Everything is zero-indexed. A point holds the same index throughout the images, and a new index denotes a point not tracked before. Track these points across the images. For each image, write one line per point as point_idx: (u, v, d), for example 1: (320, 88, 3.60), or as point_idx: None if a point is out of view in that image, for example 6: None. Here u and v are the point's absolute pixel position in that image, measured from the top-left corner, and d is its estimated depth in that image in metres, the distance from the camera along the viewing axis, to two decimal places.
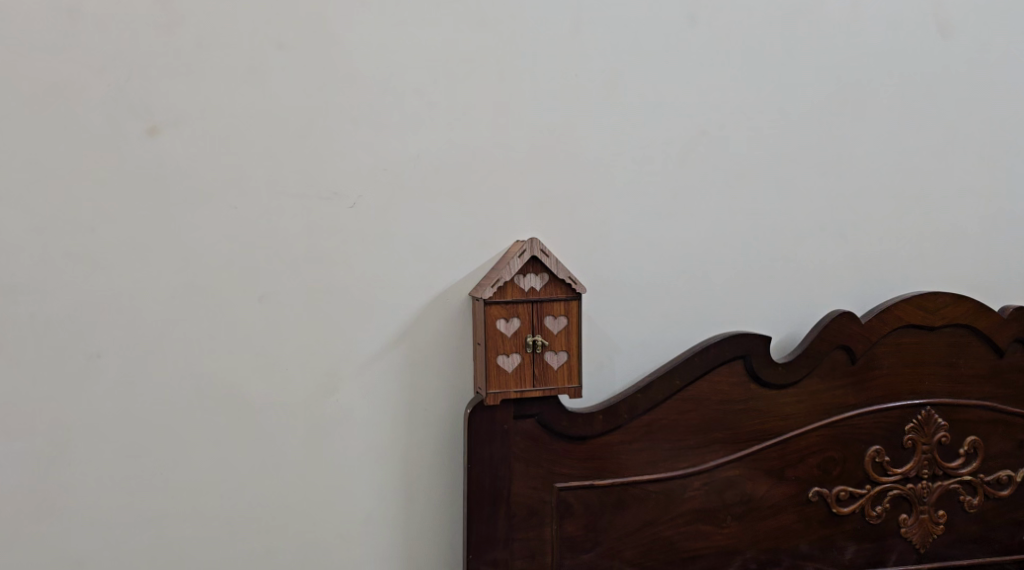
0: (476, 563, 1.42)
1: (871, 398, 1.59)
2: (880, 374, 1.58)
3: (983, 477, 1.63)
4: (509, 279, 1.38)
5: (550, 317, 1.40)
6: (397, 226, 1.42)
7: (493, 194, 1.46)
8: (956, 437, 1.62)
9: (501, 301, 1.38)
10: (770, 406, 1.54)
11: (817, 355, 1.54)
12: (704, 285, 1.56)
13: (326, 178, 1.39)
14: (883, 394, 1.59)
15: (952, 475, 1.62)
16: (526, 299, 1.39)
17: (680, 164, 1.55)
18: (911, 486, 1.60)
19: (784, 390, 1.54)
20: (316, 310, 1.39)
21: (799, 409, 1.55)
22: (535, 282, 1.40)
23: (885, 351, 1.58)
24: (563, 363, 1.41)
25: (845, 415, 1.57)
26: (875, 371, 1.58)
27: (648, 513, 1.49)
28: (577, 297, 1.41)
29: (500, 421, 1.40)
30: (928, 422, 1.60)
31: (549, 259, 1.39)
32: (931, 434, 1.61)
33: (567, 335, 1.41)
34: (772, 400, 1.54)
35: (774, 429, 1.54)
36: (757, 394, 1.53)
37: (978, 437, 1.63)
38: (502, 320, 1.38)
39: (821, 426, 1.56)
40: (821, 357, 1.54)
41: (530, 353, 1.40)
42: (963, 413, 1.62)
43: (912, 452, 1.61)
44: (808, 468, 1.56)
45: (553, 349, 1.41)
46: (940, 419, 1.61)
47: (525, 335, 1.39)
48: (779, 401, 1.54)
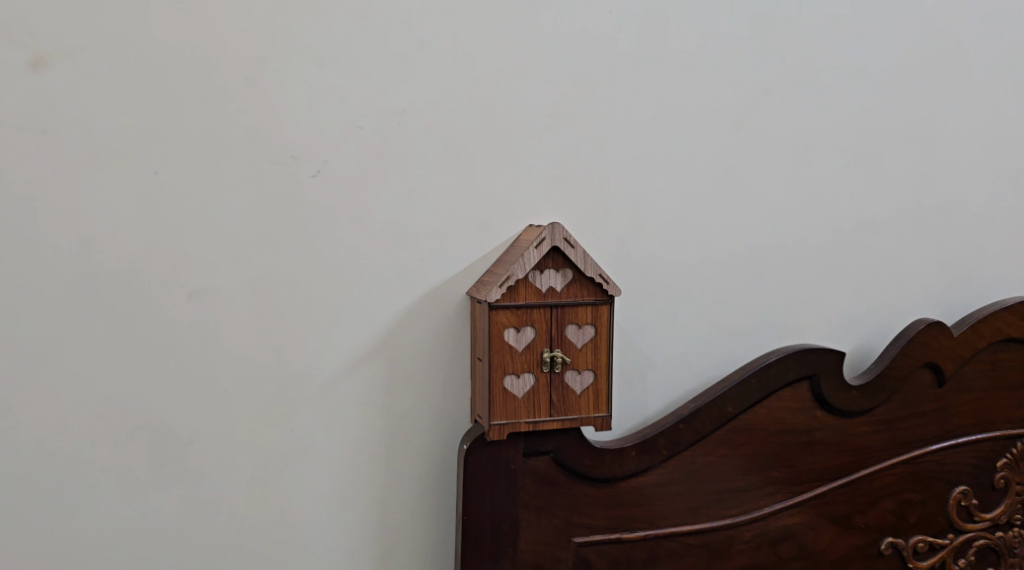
0: None
1: (959, 428, 1.29)
2: (970, 399, 1.28)
3: None
4: (523, 277, 1.05)
5: (572, 325, 1.08)
6: (377, 204, 1.08)
7: (503, 165, 1.13)
8: None
9: (512, 306, 1.05)
10: (839, 438, 1.23)
11: (899, 376, 1.24)
12: (761, 286, 1.25)
13: (280, 136, 1.04)
14: (973, 423, 1.29)
15: None
16: (543, 303, 1.06)
17: (737, 131, 1.22)
18: (1000, 535, 1.31)
19: (858, 418, 1.23)
20: (265, 312, 1.05)
21: (874, 443, 1.25)
22: (555, 280, 1.07)
23: (978, 371, 1.28)
24: (588, 386, 1.09)
25: (928, 449, 1.27)
26: (965, 395, 1.28)
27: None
28: (609, 301, 1.09)
29: (505, 460, 1.08)
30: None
31: (575, 251, 1.06)
32: None
33: (594, 349, 1.09)
34: (842, 430, 1.23)
35: (843, 466, 1.24)
36: (825, 425, 1.22)
37: None
38: (512, 329, 1.06)
39: (900, 463, 1.26)
40: (903, 379, 1.24)
41: (546, 372, 1.07)
42: None
43: (1002, 494, 1.31)
44: (882, 514, 1.26)
45: (575, 368, 1.09)
46: None
47: (540, 350, 1.07)
48: (850, 432, 1.23)
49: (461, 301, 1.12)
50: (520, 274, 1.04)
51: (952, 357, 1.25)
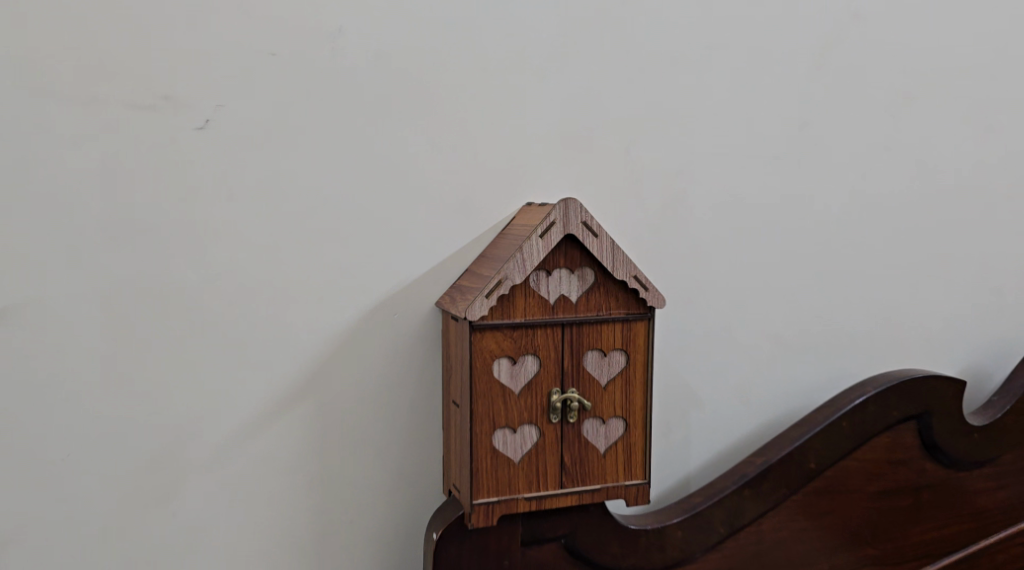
0: None
1: None
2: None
3: None
4: (521, 283, 0.69)
5: (593, 351, 0.73)
6: (303, 171, 0.72)
7: (492, 117, 0.77)
8: None
9: (504, 326, 0.70)
10: (952, 498, 0.89)
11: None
12: (845, 291, 0.91)
13: (147, 67, 0.67)
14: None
15: None
16: (551, 321, 0.71)
17: (817, 73, 0.87)
18: None
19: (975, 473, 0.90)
20: (127, 337, 0.69)
21: (996, 504, 0.91)
22: (567, 286, 0.72)
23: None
24: (615, 440, 0.74)
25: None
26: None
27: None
28: (647, 317, 0.74)
29: (494, 552, 0.73)
30: None
31: (601, 243, 0.71)
32: None
33: (624, 385, 0.74)
34: (956, 488, 0.89)
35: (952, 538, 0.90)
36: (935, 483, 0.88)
37: None
38: (505, 361, 0.70)
39: None
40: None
41: (554, 422, 0.72)
42: None
43: None
44: None
45: (597, 415, 0.74)
46: None
47: (544, 390, 0.72)
48: (966, 489, 0.89)
49: (430, 316, 0.76)
50: (517, 278, 0.68)
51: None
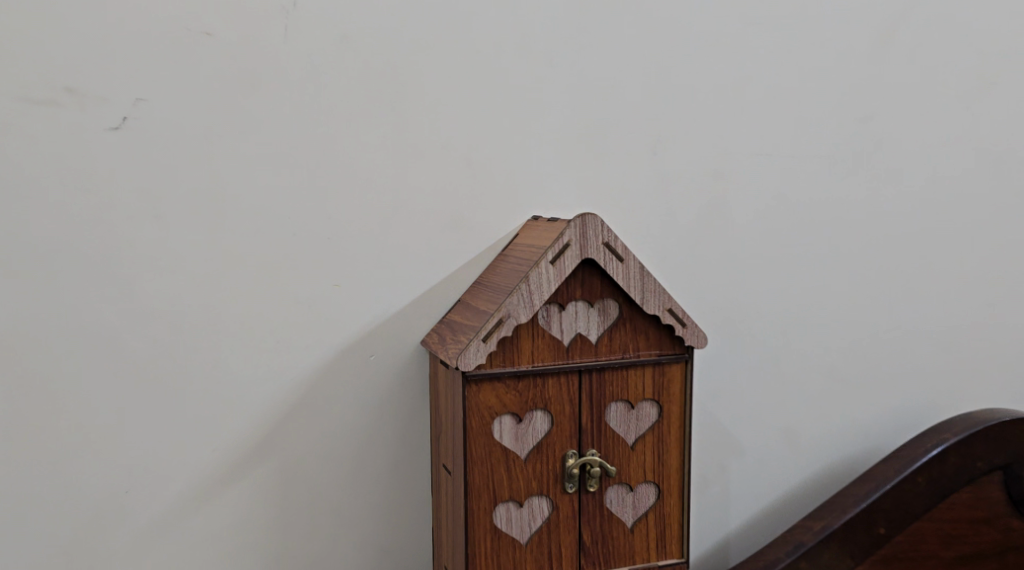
0: None
1: None
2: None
3: None
4: (527, 321, 0.55)
5: (617, 403, 0.58)
6: (252, 183, 0.57)
7: (488, 111, 0.62)
8: None
9: (507, 375, 0.55)
10: None
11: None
12: (912, 314, 0.76)
13: (43, 50, 0.52)
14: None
15: None
16: (564, 367, 0.57)
17: (879, 54, 0.72)
18: None
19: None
20: (26, 394, 0.54)
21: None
22: (584, 322, 0.57)
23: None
24: (645, 512, 0.60)
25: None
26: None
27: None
28: (684, 359, 0.59)
29: None
30: None
31: (627, 269, 0.56)
32: None
33: (656, 443, 0.60)
34: None
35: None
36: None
37: None
38: (507, 418, 0.56)
39: None
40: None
41: (570, 493, 0.58)
42: None
43: None
44: None
45: (623, 482, 0.59)
46: None
47: (557, 453, 0.57)
48: None
49: (415, 359, 0.62)
50: (522, 316, 0.54)
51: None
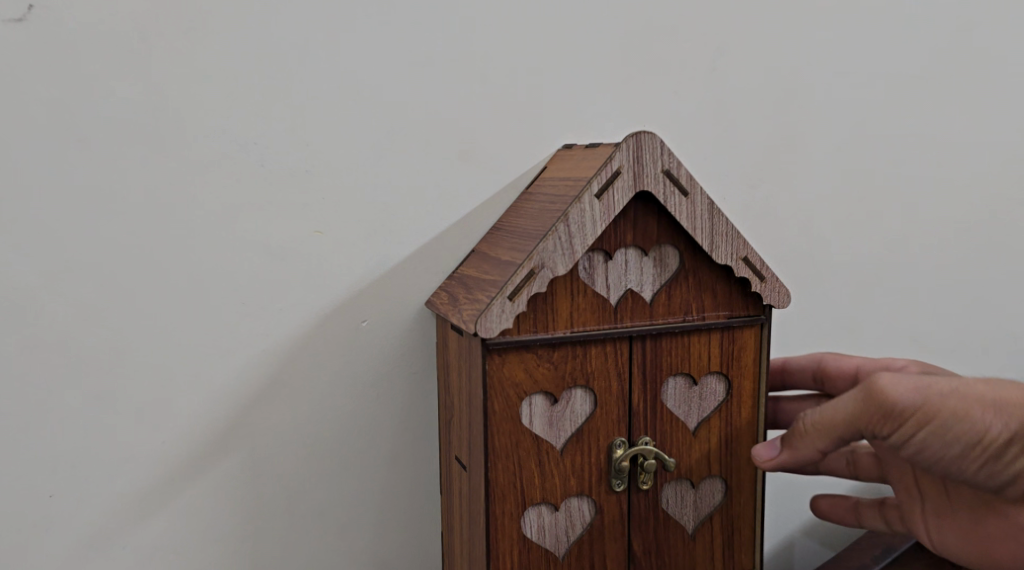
0: None
1: None
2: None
3: None
4: (565, 274, 0.42)
5: (674, 378, 0.46)
6: (206, 94, 0.44)
7: (508, 10, 0.49)
8: None
9: (539, 343, 0.43)
10: None
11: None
12: (1002, 267, 0.64)
13: None
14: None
15: None
16: (611, 335, 0.44)
17: None
18: None
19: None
20: None
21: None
22: (637, 275, 0.44)
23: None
24: (709, 514, 0.48)
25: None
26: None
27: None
28: (760, 323, 0.47)
29: None
30: None
31: (694, 206, 0.43)
32: None
33: (722, 428, 0.48)
34: None
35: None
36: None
37: None
38: (539, 398, 0.44)
39: None
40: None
41: (617, 492, 0.45)
42: None
43: None
44: None
45: (682, 477, 0.47)
46: None
47: (602, 442, 0.45)
48: None
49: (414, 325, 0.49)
50: (559, 266, 0.41)
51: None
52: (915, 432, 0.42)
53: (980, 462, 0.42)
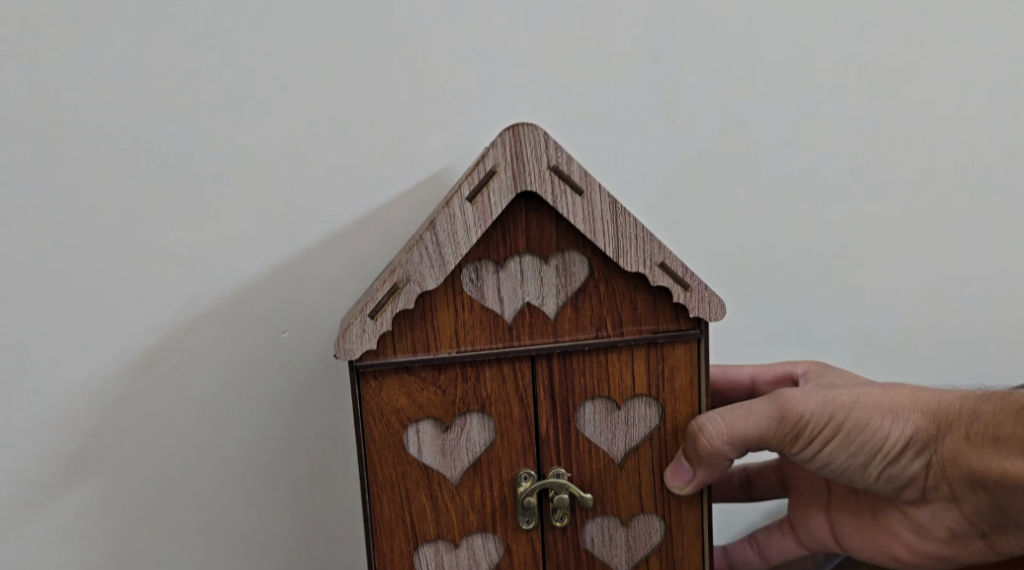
0: None
1: None
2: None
3: None
4: (440, 287, 0.38)
5: (591, 400, 0.41)
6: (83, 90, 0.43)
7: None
8: None
9: (419, 364, 0.39)
10: None
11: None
12: None
13: None
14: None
15: None
16: (505, 352, 0.39)
17: None
18: None
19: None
20: None
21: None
22: (536, 286, 0.39)
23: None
24: (644, 557, 0.42)
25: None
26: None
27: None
28: (696, 335, 0.40)
29: None
30: None
31: (593, 205, 0.38)
32: None
33: (656, 459, 0.41)
34: None
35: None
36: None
37: None
38: (427, 425, 0.40)
39: None
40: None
41: (526, 530, 0.40)
42: None
43: None
44: None
45: (608, 513, 0.41)
46: None
47: (504, 472, 0.40)
48: None
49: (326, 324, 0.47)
50: (428, 280, 0.37)
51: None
52: (820, 450, 0.44)
53: (878, 468, 0.44)
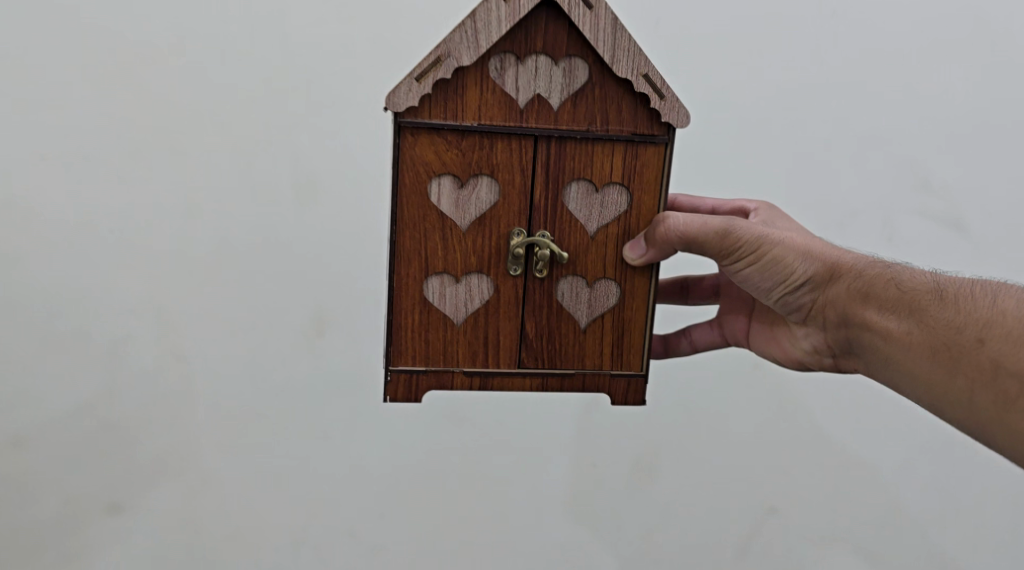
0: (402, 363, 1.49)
1: (862, 295, 1.38)
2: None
3: (789, 298, 1.49)
4: (492, 49, 1.38)
5: (577, 179, 1.45)
6: None
7: None
8: (857, 336, 1.40)
9: (481, 85, 1.40)
10: (764, 259, 1.46)
11: (939, 311, 1.26)
12: None
13: None
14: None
15: (814, 319, 1.50)
16: (516, 110, 1.42)
17: None
18: (828, 349, 1.53)
19: (892, 341, 1.33)
20: None
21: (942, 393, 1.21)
22: (545, 83, 1.41)
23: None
24: (537, 189, 1.45)
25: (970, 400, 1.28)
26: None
27: (638, 405, 1.56)
28: (550, 111, 1.42)
29: (463, 210, 1.45)
30: (836, 305, 1.43)
31: (528, 67, 1.40)
32: (826, 305, 1.45)
33: (550, 173, 1.45)
34: (764, 254, 1.45)
35: (844, 366, 1.54)
36: (850, 341, 1.44)
37: (841, 337, 1.46)
38: (508, 86, 1.41)
39: (806, 272, 1.44)
40: (945, 314, 1.24)
41: (516, 272, 1.48)
42: (863, 328, 1.39)
43: (809, 313, 1.50)
44: (782, 304, 1.51)
45: (558, 231, 1.47)
46: (846, 312, 1.41)
47: (487, 207, 1.45)
48: (778, 256, 1.45)
49: None
50: (460, 55, 1.36)
51: (995, 315, 1.20)
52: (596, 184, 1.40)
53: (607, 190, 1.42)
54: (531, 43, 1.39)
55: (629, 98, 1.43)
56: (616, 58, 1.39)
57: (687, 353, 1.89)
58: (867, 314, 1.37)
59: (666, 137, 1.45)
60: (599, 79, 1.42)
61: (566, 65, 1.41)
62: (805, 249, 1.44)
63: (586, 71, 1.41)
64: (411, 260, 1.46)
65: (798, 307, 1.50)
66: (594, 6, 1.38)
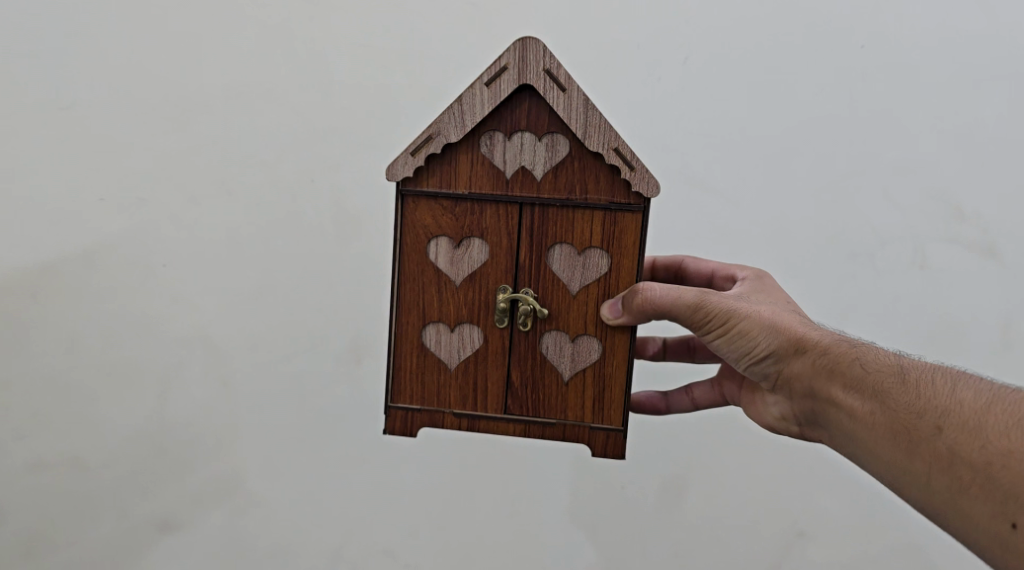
0: (399, 399, 1.65)
1: (826, 371, 1.42)
2: (982, 439, 1.15)
3: (758, 367, 1.55)
4: (478, 126, 1.57)
5: (560, 243, 1.60)
6: None
7: None
8: (820, 410, 1.44)
9: (470, 157, 1.58)
10: (733, 328, 1.54)
11: (899, 395, 1.28)
12: None
13: None
14: (1011, 511, 1.09)
15: (782, 390, 1.55)
16: (502, 180, 1.59)
17: None
18: (794, 420, 1.58)
19: (857, 419, 1.35)
20: None
21: (895, 468, 1.26)
22: (528, 155, 1.58)
23: (1000, 421, 1.15)
24: (523, 250, 1.61)
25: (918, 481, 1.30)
26: (978, 440, 1.15)
27: (616, 458, 1.64)
28: (532, 180, 1.59)
29: (456, 267, 1.62)
30: (799, 378, 1.48)
31: (511, 142, 1.58)
32: (790, 378, 1.50)
33: (536, 237, 1.60)
34: (733, 324, 1.54)
35: (808, 434, 1.57)
36: (812, 413, 1.48)
37: (805, 410, 1.50)
38: (494, 159, 1.58)
39: (772, 343, 1.51)
40: (907, 399, 1.26)
41: (503, 324, 1.62)
42: (825, 404, 1.42)
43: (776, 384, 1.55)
44: (751, 373, 1.57)
45: (543, 289, 1.62)
46: (808, 386, 1.45)
47: (479, 266, 1.62)
48: (745, 326, 1.53)
49: None
50: (448, 132, 1.56)
51: (952, 405, 1.21)
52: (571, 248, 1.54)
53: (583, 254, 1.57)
54: (514, 121, 1.56)
55: (606, 168, 1.57)
56: (589, 135, 1.54)
57: (689, 410, 1.94)
58: (830, 389, 1.40)
59: (641, 206, 1.57)
60: (578, 153, 1.57)
61: (548, 140, 1.57)
62: (771, 323, 1.51)
63: (566, 145, 1.57)
64: (410, 309, 1.63)
65: (767, 376, 1.56)
66: (567, 87, 1.53)
